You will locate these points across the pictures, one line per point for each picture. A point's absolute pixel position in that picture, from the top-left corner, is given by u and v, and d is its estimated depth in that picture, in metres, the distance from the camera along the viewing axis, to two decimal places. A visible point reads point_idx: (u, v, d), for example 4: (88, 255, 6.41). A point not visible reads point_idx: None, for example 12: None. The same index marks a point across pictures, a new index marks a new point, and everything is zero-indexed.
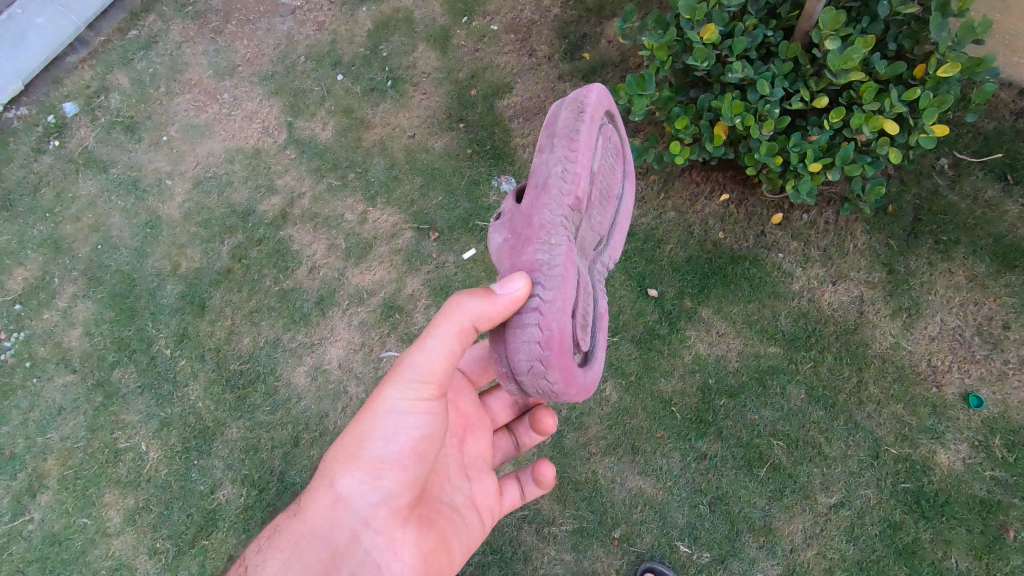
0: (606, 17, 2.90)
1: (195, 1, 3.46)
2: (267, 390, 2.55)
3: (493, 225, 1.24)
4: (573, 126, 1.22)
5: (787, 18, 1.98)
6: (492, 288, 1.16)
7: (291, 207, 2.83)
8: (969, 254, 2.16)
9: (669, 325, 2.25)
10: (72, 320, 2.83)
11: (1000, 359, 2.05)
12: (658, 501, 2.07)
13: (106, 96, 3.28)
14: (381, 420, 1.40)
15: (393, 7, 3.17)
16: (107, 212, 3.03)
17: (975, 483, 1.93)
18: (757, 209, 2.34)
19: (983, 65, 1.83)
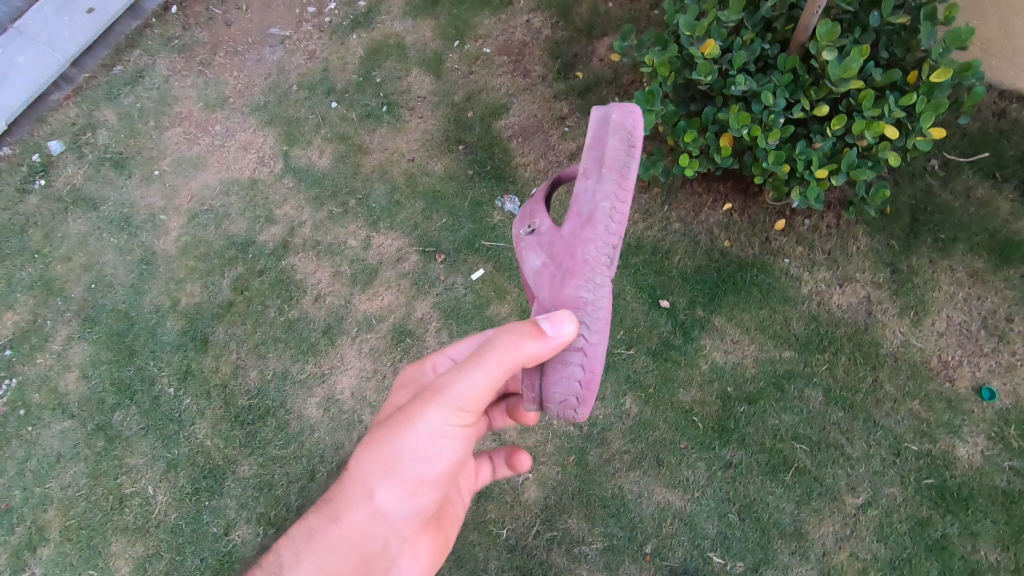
0: (596, 36, 2.96)
1: (180, 34, 3.43)
2: (279, 424, 2.50)
3: (534, 250, 1.49)
4: (625, 162, 1.44)
5: (782, 31, 2.05)
6: (544, 327, 1.32)
7: (292, 236, 2.80)
8: (967, 250, 2.23)
9: (683, 335, 2.27)
10: (68, 363, 2.74)
11: (1007, 351, 2.10)
12: (687, 513, 2.06)
13: (93, 132, 3.22)
14: (427, 442, 1.37)
15: (384, 33, 3.19)
16: (100, 249, 2.95)
17: (995, 475, 1.96)
18: (760, 217, 2.38)
19: (971, 69, 1.91)
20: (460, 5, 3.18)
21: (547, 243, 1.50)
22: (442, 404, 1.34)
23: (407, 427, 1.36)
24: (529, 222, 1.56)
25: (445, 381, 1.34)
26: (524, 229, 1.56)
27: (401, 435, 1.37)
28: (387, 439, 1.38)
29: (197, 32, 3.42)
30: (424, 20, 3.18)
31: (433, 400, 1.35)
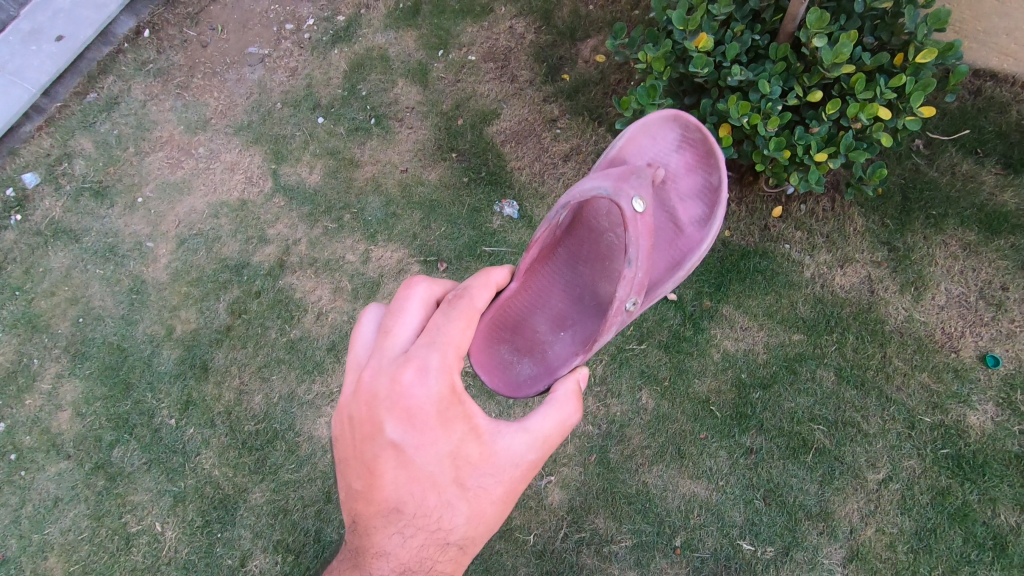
0: (580, 38, 2.98)
1: (155, 57, 3.35)
2: (289, 447, 2.44)
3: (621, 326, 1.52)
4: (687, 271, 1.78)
5: (771, 21, 2.10)
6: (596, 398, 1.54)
7: (288, 255, 2.75)
8: (958, 224, 2.30)
9: (693, 327, 2.29)
10: (59, 402, 2.64)
11: (1005, 319, 2.16)
12: (713, 503, 2.06)
13: (69, 163, 3.12)
14: None
15: (366, 46, 3.17)
16: (85, 282, 2.85)
17: (1007, 439, 2.01)
18: (758, 205, 2.42)
19: (954, 49, 1.98)
20: (440, 15, 3.19)
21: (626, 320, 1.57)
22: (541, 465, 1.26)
23: (507, 487, 1.21)
24: (635, 296, 1.51)
25: (544, 435, 1.24)
26: (627, 302, 1.50)
27: (497, 496, 1.21)
28: (481, 495, 1.19)
29: (173, 55, 3.35)
30: (406, 32, 3.17)
31: (532, 458, 1.23)
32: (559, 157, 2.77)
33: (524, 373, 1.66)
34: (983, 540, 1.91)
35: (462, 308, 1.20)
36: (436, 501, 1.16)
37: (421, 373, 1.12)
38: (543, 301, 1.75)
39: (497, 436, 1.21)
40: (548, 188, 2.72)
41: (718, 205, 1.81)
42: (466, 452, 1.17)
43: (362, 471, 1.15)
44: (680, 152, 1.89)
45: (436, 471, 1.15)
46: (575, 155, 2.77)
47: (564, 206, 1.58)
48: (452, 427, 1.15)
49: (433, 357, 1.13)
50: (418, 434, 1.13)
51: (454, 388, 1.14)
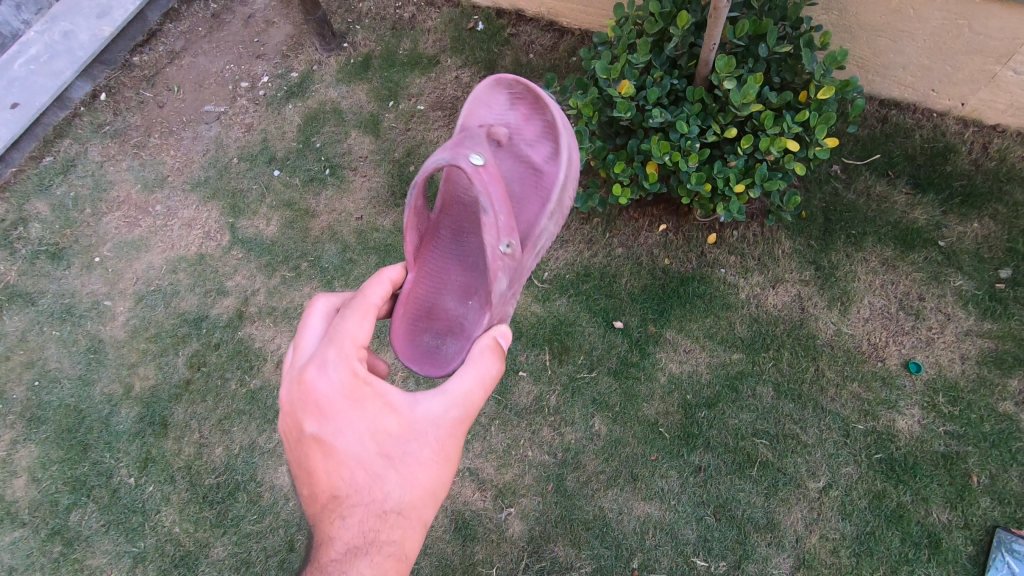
0: (522, 85, 3.16)
1: (112, 120, 3.43)
2: (250, 498, 2.44)
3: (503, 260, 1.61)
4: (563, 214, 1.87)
5: (687, 67, 2.28)
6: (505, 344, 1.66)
7: (246, 306, 2.79)
8: (876, 241, 2.47)
9: (640, 352, 2.39)
10: (14, 468, 2.60)
11: (924, 326, 2.32)
12: (667, 522, 2.14)
13: (25, 226, 3.14)
14: None
15: (319, 101, 3.31)
16: (41, 344, 2.85)
17: (933, 440, 2.14)
18: (693, 233, 2.57)
19: (852, 85, 2.17)
20: (390, 68, 3.35)
21: (512, 266, 1.66)
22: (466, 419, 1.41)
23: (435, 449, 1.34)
24: (506, 238, 1.60)
25: (461, 392, 1.40)
26: (501, 246, 1.59)
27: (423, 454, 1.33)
28: (409, 458, 1.31)
29: (130, 116, 3.43)
30: (357, 85, 3.32)
31: (454, 413, 1.38)
32: None
33: (450, 349, 1.72)
34: (918, 539, 2.03)
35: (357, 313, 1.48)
36: (365, 475, 1.29)
37: (321, 368, 1.29)
38: (445, 281, 1.82)
39: (415, 405, 1.34)
40: None
41: (561, 139, 1.83)
42: (385, 426, 1.30)
43: (301, 474, 1.30)
44: (515, 111, 1.91)
45: (359, 449, 1.28)
46: None
47: (417, 190, 1.65)
48: (364, 405, 1.30)
49: (332, 353, 1.30)
50: (332, 423, 1.27)
51: (357, 372, 1.30)
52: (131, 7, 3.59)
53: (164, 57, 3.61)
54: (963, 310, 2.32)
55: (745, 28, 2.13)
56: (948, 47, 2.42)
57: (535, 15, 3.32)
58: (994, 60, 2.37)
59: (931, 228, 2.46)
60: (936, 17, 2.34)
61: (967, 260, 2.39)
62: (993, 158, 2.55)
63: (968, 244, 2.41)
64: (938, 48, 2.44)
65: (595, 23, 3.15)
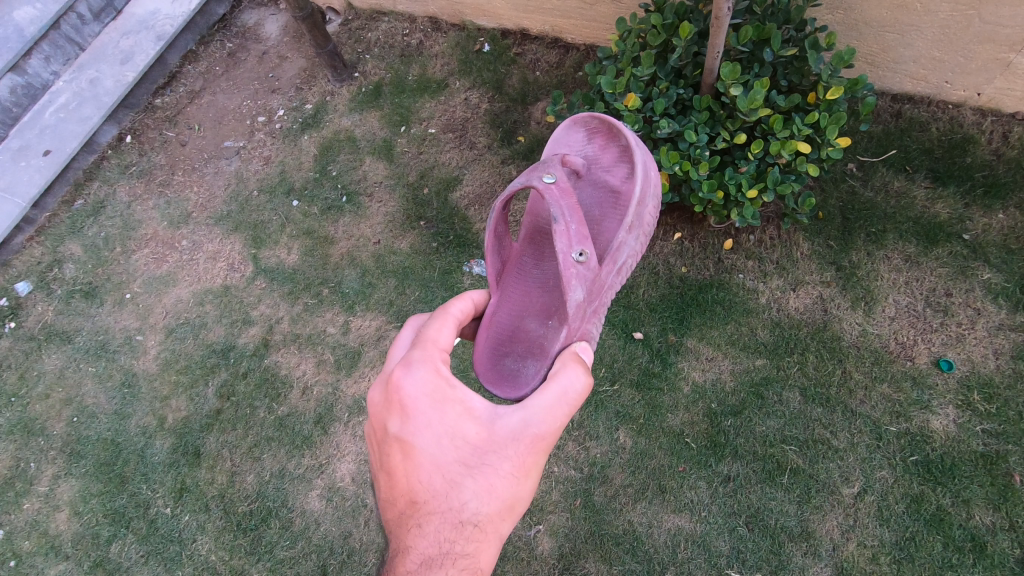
0: (531, 103, 3.20)
1: (138, 160, 3.57)
2: (283, 524, 2.48)
3: (578, 273, 1.55)
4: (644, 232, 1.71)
5: (693, 75, 2.30)
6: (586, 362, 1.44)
7: (271, 334, 2.86)
8: (898, 238, 2.42)
9: (661, 362, 2.38)
10: (56, 502, 2.68)
11: (954, 323, 2.26)
12: (698, 534, 2.11)
13: (60, 268, 3.27)
14: None
15: (334, 130, 3.39)
16: (78, 381, 2.95)
17: (971, 440, 2.08)
18: (709, 240, 2.56)
19: (861, 83, 2.14)
20: (400, 94, 3.42)
21: (591, 276, 1.57)
22: (550, 434, 1.30)
23: (516, 462, 1.26)
24: (578, 246, 1.56)
25: (543, 408, 1.29)
26: (574, 253, 1.55)
27: (507, 469, 1.25)
28: (487, 471, 1.24)
29: (154, 156, 3.56)
30: (370, 113, 3.40)
31: (537, 430, 1.27)
32: None
33: (531, 368, 1.65)
34: (962, 543, 1.96)
35: (439, 317, 1.41)
36: (444, 478, 1.23)
37: (407, 373, 1.28)
38: (526, 304, 1.82)
39: (495, 417, 1.26)
40: None
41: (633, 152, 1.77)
42: (465, 431, 1.25)
43: (383, 465, 1.28)
44: (592, 141, 1.93)
45: (439, 450, 1.23)
46: None
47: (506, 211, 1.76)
48: (446, 408, 1.25)
49: (416, 357, 1.29)
50: (415, 418, 1.24)
51: (446, 378, 1.28)
52: (153, 52, 3.74)
53: (185, 97, 3.76)
54: (993, 303, 2.26)
55: (748, 34, 2.14)
56: (958, 39, 2.37)
57: (540, 33, 3.36)
58: (1007, 48, 2.31)
59: (954, 221, 2.40)
60: (944, 8, 2.30)
61: (994, 252, 2.33)
62: (1015, 146, 2.48)
63: (994, 236, 2.35)
64: (948, 39, 2.39)
65: (599, 37, 3.17)
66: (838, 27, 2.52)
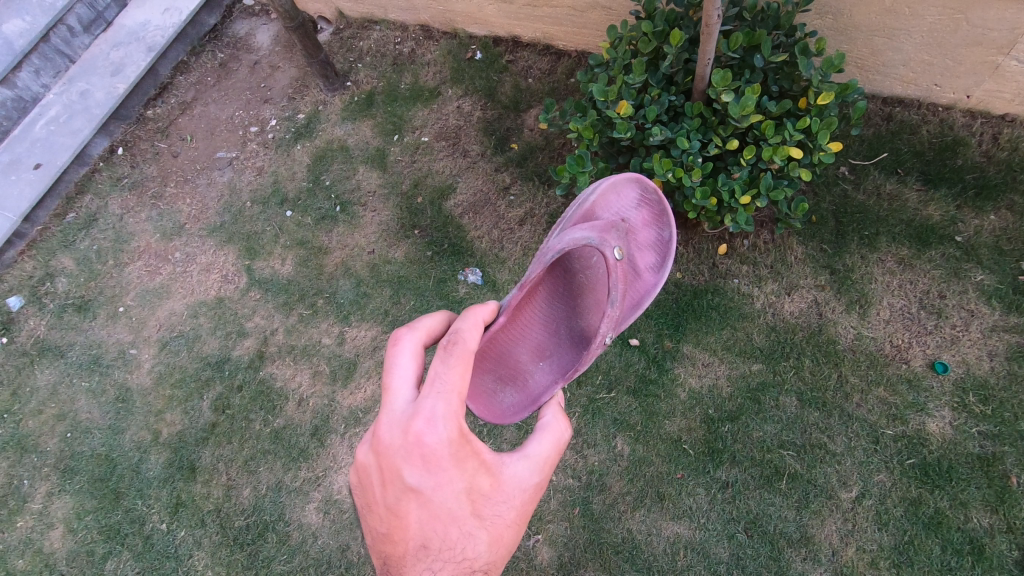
0: (523, 110, 3.20)
1: (130, 173, 3.55)
2: (280, 538, 2.46)
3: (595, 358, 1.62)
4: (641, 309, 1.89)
5: (684, 82, 2.31)
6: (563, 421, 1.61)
7: (267, 346, 2.84)
8: (891, 241, 2.43)
9: (658, 369, 2.38)
10: (50, 520, 2.66)
11: (948, 325, 2.27)
12: (697, 541, 2.11)
13: (52, 282, 3.25)
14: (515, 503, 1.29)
15: (327, 140, 3.39)
16: (72, 396, 2.92)
17: (967, 442, 2.09)
18: (703, 245, 2.56)
19: (851, 88, 2.14)
20: (393, 103, 3.42)
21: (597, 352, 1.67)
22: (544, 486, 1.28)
23: (519, 512, 1.20)
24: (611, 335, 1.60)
25: (543, 457, 1.27)
26: (605, 341, 1.59)
27: (512, 518, 1.18)
28: (497, 522, 1.16)
29: (146, 168, 3.55)
30: (363, 122, 3.40)
31: (535, 480, 1.24)
32: (515, 222, 2.91)
33: (507, 401, 1.74)
34: (960, 546, 1.96)
35: (460, 353, 1.13)
36: (458, 531, 1.10)
37: (428, 422, 1.06)
38: (523, 334, 1.77)
39: (503, 466, 1.19)
40: (508, 253, 2.84)
41: (669, 256, 1.94)
42: (480, 485, 1.13)
43: (385, 514, 1.09)
44: (638, 208, 1.98)
45: (455, 506, 1.09)
46: (530, 219, 2.90)
47: (553, 253, 1.58)
48: (466, 465, 1.09)
49: (438, 406, 1.07)
50: (436, 475, 1.06)
51: (464, 433, 1.09)
52: (144, 63, 3.73)
53: (177, 108, 3.75)
54: (987, 305, 2.27)
55: (738, 40, 2.15)
56: (946, 42, 2.38)
57: (531, 40, 3.36)
58: (996, 51, 2.33)
59: (946, 223, 2.41)
60: (932, 12, 2.31)
61: (987, 253, 2.34)
62: (1005, 148, 2.49)
63: (986, 237, 2.36)
64: (936, 43, 2.40)
65: (591, 43, 3.18)
66: (828, 31, 2.54)
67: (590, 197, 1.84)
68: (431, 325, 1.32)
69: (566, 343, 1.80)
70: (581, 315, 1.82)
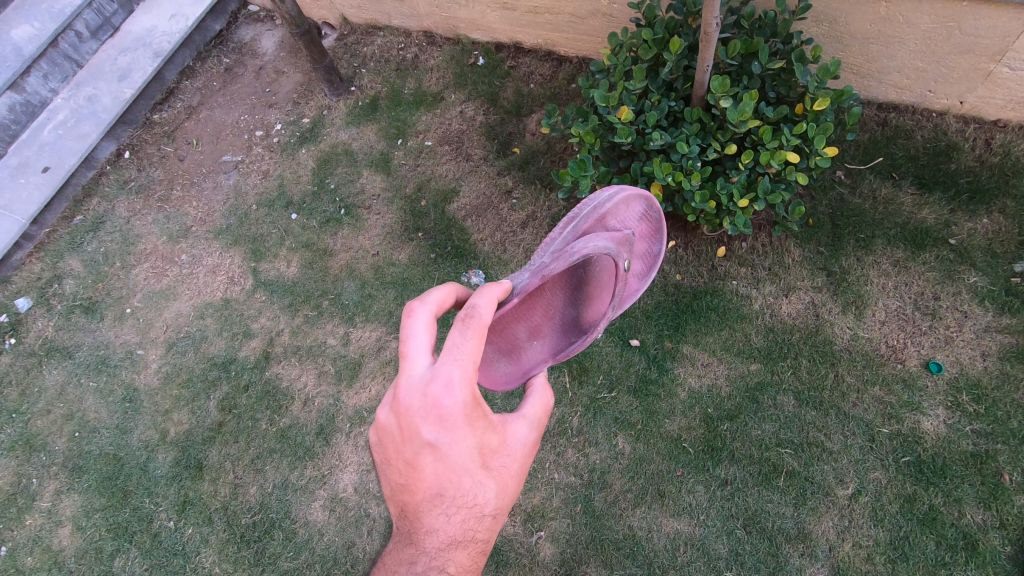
0: (525, 115, 3.25)
1: (137, 176, 3.60)
2: (286, 535, 2.50)
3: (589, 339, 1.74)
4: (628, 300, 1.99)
5: (683, 89, 2.37)
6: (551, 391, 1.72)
7: (272, 347, 2.89)
8: (886, 243, 2.47)
9: (658, 369, 2.42)
10: (59, 518, 2.70)
11: (942, 326, 2.31)
12: (697, 538, 2.15)
13: (59, 283, 3.29)
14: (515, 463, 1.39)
15: (332, 144, 3.44)
16: (80, 396, 2.96)
17: (961, 440, 2.13)
18: (702, 248, 2.61)
19: (846, 94, 2.20)
20: (396, 108, 3.47)
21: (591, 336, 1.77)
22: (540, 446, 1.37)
23: (520, 466, 1.29)
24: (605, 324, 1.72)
25: (538, 416, 1.36)
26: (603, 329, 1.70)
27: (515, 470, 1.28)
28: (504, 473, 1.25)
29: (152, 172, 3.60)
30: (367, 126, 3.45)
31: (533, 436, 1.33)
32: (517, 225, 2.96)
33: (502, 370, 1.77)
34: (955, 542, 2.00)
35: (476, 326, 1.17)
36: (470, 482, 1.20)
37: (446, 386, 1.12)
38: (524, 315, 1.80)
39: (507, 424, 1.27)
40: (510, 255, 2.90)
41: (655, 267, 2.01)
42: (489, 442, 1.21)
43: (403, 468, 1.17)
44: (639, 220, 1.97)
45: (466, 461, 1.18)
46: (531, 222, 2.95)
47: (579, 255, 1.56)
48: (477, 426, 1.17)
49: (456, 372, 1.13)
50: (450, 433, 1.14)
51: (477, 397, 1.15)
52: (151, 68, 3.78)
53: (183, 112, 3.80)
54: (980, 306, 2.32)
55: (736, 48, 2.20)
56: (940, 49, 2.43)
57: (533, 46, 3.42)
58: (988, 58, 2.39)
59: (940, 226, 2.46)
60: (925, 21, 2.36)
61: (980, 255, 2.39)
62: (997, 153, 2.55)
63: (979, 239, 2.41)
64: (929, 50, 2.45)
65: (591, 50, 3.23)
66: (824, 38, 2.59)
67: (606, 203, 1.78)
68: (442, 297, 1.30)
69: (560, 328, 1.84)
70: (577, 304, 1.86)
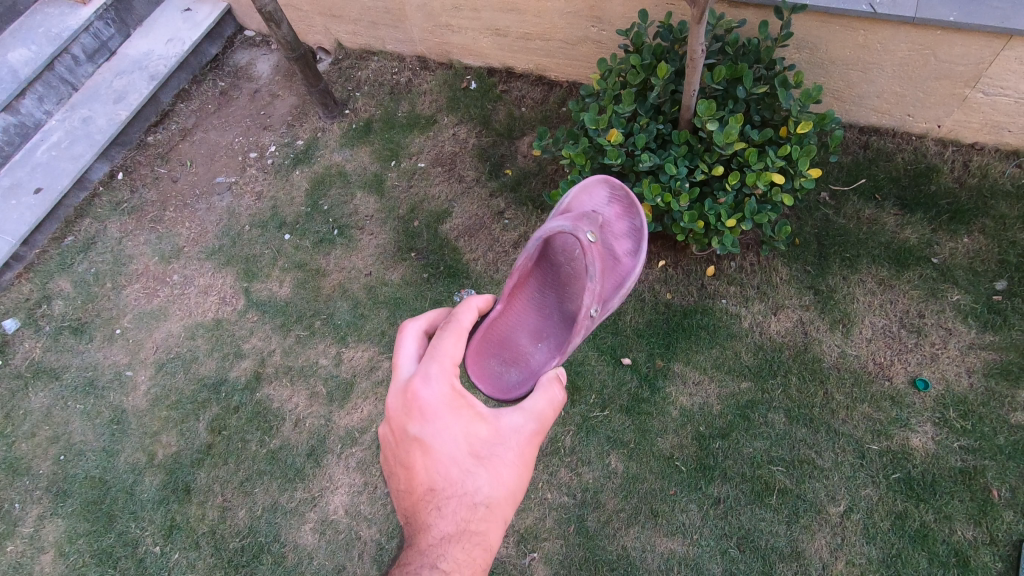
0: (517, 137, 3.31)
1: (130, 197, 3.61)
2: (275, 559, 2.46)
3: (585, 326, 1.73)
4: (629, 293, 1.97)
5: (671, 112, 2.43)
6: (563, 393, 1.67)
7: (263, 367, 2.87)
8: (871, 263, 2.53)
9: (650, 387, 2.44)
10: (41, 544, 2.64)
11: (927, 343, 2.35)
12: (691, 557, 2.13)
13: (48, 304, 3.27)
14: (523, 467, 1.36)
15: (325, 165, 3.47)
16: (66, 418, 2.92)
17: (950, 456, 2.15)
18: (692, 267, 2.65)
19: (828, 118, 2.27)
20: (390, 130, 3.52)
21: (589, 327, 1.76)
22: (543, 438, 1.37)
23: (520, 456, 1.32)
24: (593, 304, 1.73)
25: (538, 409, 1.39)
26: (590, 309, 1.72)
27: (512, 461, 1.30)
28: (496, 461, 1.28)
29: (146, 193, 3.61)
30: (360, 148, 3.49)
31: (532, 427, 1.36)
32: (509, 245, 2.99)
33: (512, 378, 1.73)
34: (946, 559, 2.01)
35: (449, 330, 1.36)
36: (459, 470, 1.25)
37: (423, 381, 1.28)
38: (518, 319, 1.84)
39: (498, 414, 1.33)
40: (502, 275, 2.92)
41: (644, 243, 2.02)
42: (476, 431, 1.29)
43: (401, 468, 1.28)
44: (610, 205, 2.12)
45: (454, 450, 1.25)
46: (523, 242, 2.99)
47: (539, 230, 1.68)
48: (459, 413, 1.27)
49: (431, 367, 1.29)
50: (433, 424, 1.25)
51: (457, 388, 1.29)
52: (146, 91, 3.81)
53: (177, 134, 3.84)
54: (963, 323, 2.36)
55: (722, 73, 2.27)
56: (916, 75, 2.52)
57: (524, 71, 3.49)
58: (963, 84, 2.48)
59: (922, 246, 2.52)
60: (902, 48, 2.44)
61: (962, 274, 2.44)
62: (975, 175, 2.62)
63: (960, 259, 2.47)
64: (907, 76, 2.54)
65: (581, 74, 3.31)
66: (805, 64, 2.67)
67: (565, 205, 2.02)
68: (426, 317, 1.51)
69: (560, 326, 1.86)
70: (571, 300, 1.89)
